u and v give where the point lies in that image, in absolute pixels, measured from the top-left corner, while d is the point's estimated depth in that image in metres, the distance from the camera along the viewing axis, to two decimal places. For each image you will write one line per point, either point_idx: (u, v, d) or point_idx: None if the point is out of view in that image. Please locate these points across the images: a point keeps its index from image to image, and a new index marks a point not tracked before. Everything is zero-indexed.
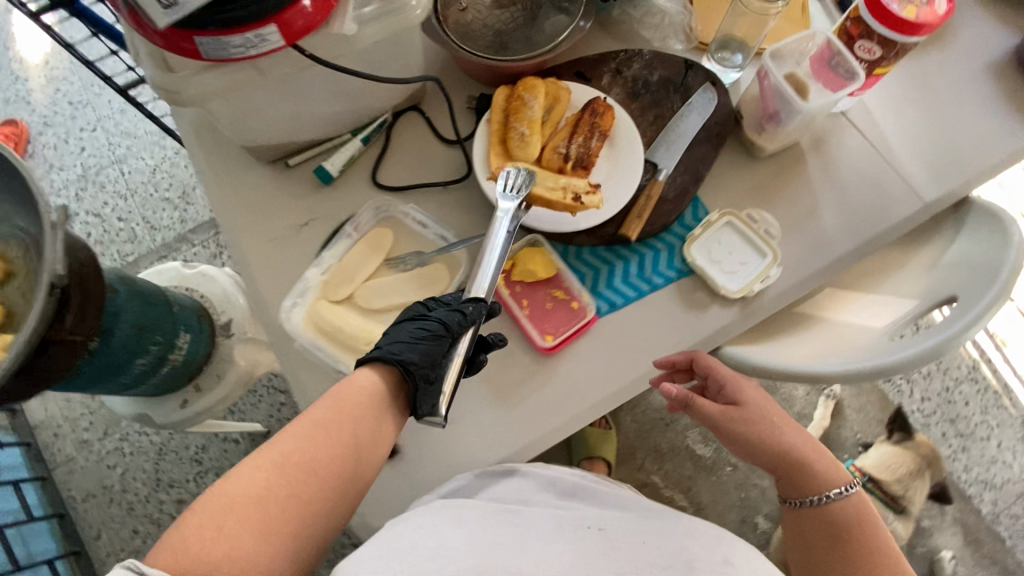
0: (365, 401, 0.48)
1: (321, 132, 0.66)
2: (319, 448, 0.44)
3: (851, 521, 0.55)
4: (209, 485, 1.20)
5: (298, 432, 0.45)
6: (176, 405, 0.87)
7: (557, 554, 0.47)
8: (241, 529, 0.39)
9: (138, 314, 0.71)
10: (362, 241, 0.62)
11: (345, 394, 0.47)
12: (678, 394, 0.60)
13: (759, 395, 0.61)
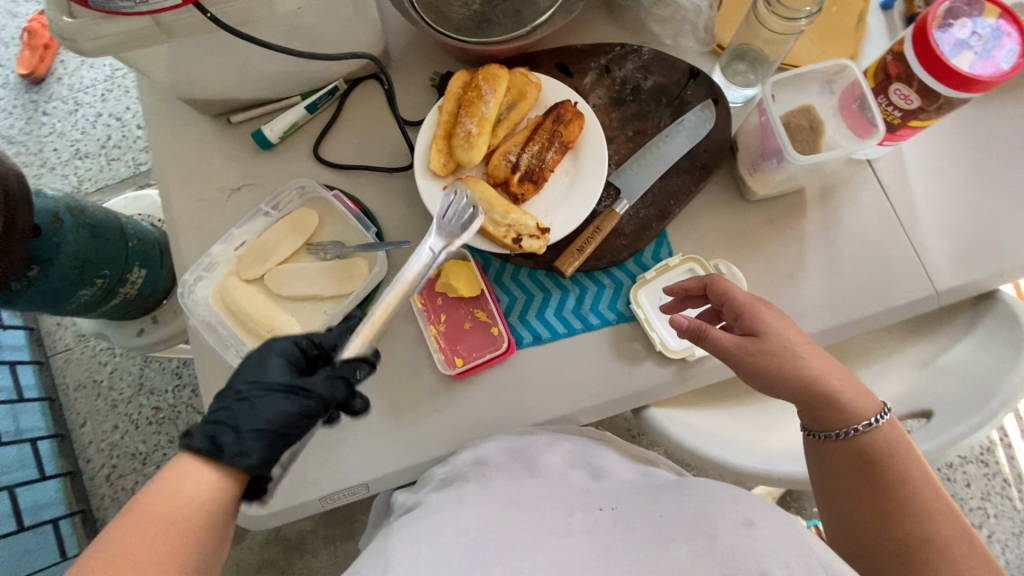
0: (192, 504, 0.36)
1: (266, 92, 0.61)
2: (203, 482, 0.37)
3: (887, 466, 0.43)
4: (184, 399, 1.26)
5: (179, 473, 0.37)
6: (134, 332, 0.89)
7: (559, 551, 0.41)
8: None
9: (85, 247, 0.71)
10: (282, 221, 0.58)
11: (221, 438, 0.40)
12: (688, 325, 0.48)
13: (783, 320, 0.47)
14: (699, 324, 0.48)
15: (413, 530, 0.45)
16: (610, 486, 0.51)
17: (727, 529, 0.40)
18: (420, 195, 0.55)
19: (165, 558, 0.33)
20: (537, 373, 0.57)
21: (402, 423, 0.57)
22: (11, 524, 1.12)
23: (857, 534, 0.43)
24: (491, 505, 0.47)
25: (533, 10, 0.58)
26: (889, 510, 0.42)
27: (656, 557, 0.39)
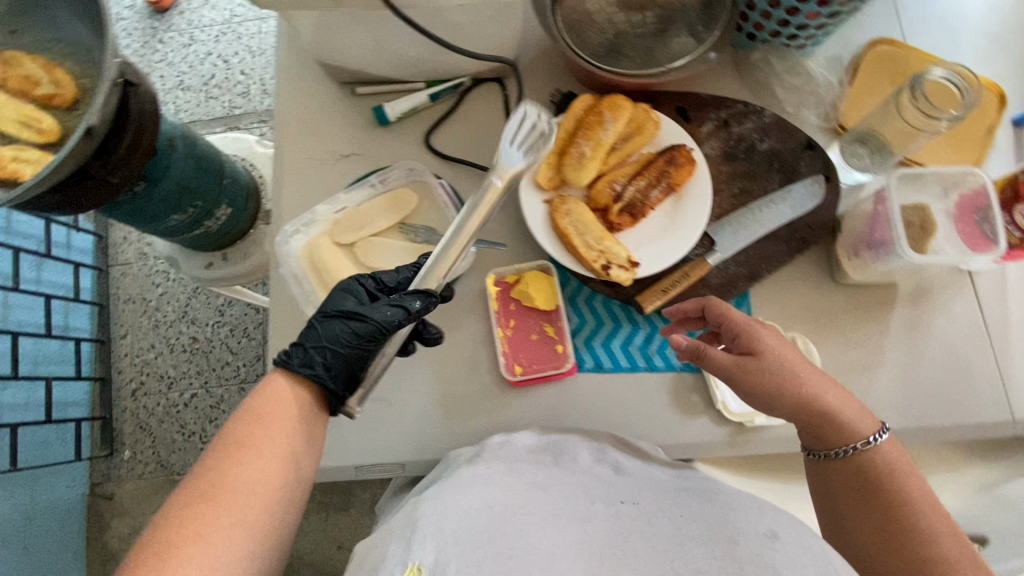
0: (291, 406, 0.47)
1: (395, 72, 0.64)
2: (263, 428, 0.44)
3: (881, 484, 0.45)
4: (222, 336, 1.30)
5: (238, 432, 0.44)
6: (201, 264, 0.92)
7: (575, 537, 0.42)
8: (226, 510, 0.40)
9: (188, 176, 0.75)
10: (385, 196, 0.61)
11: (272, 393, 0.47)
12: (687, 345, 0.50)
13: (781, 339, 0.49)
14: (698, 345, 0.49)
15: (438, 500, 0.45)
16: (638, 478, 0.49)
17: (750, 538, 0.41)
18: (520, 203, 0.57)
19: (267, 447, 0.44)
20: (592, 400, 0.57)
21: (449, 415, 0.58)
22: (40, 414, 1.15)
23: (864, 555, 0.45)
24: (516, 485, 0.46)
25: (669, 52, 0.59)
26: (893, 532, 0.44)
27: (673, 557, 0.41)
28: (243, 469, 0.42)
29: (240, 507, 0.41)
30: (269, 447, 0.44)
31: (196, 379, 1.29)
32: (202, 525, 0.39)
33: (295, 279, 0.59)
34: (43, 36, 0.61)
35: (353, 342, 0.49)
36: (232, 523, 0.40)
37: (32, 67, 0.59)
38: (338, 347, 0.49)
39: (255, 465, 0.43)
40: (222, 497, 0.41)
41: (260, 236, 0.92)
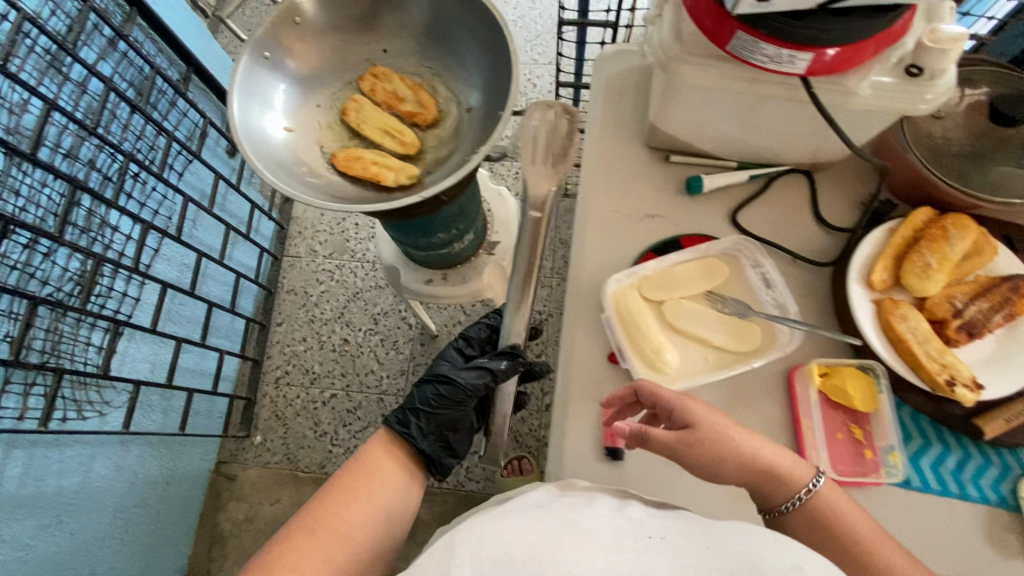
0: (379, 468, 0.63)
1: (716, 149, 0.66)
2: (361, 480, 0.60)
3: (839, 524, 0.49)
4: (370, 343, 1.34)
5: (332, 486, 0.59)
6: (421, 279, 0.96)
7: (605, 567, 0.36)
8: (326, 543, 0.53)
9: (465, 200, 0.79)
10: (700, 262, 0.62)
11: (366, 458, 0.64)
12: (629, 431, 0.51)
13: (710, 410, 0.52)
14: (640, 429, 0.51)
15: (467, 534, 0.41)
16: (668, 514, 0.44)
17: (773, 568, 0.36)
18: (850, 298, 0.57)
19: (365, 496, 0.59)
20: (903, 518, 0.54)
21: (737, 495, 0.57)
22: (208, 384, 1.19)
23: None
24: (547, 516, 0.40)
25: (996, 175, 0.57)
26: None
27: None
28: (340, 515, 0.56)
29: (339, 543, 0.54)
30: (373, 497, 0.59)
31: (338, 380, 1.31)
32: (304, 555, 0.52)
33: (606, 326, 0.60)
34: (409, 53, 0.65)
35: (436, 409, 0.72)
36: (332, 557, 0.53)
37: (401, 84, 0.64)
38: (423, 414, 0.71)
39: (351, 510, 0.57)
40: (321, 538, 0.53)
41: (480, 264, 0.96)
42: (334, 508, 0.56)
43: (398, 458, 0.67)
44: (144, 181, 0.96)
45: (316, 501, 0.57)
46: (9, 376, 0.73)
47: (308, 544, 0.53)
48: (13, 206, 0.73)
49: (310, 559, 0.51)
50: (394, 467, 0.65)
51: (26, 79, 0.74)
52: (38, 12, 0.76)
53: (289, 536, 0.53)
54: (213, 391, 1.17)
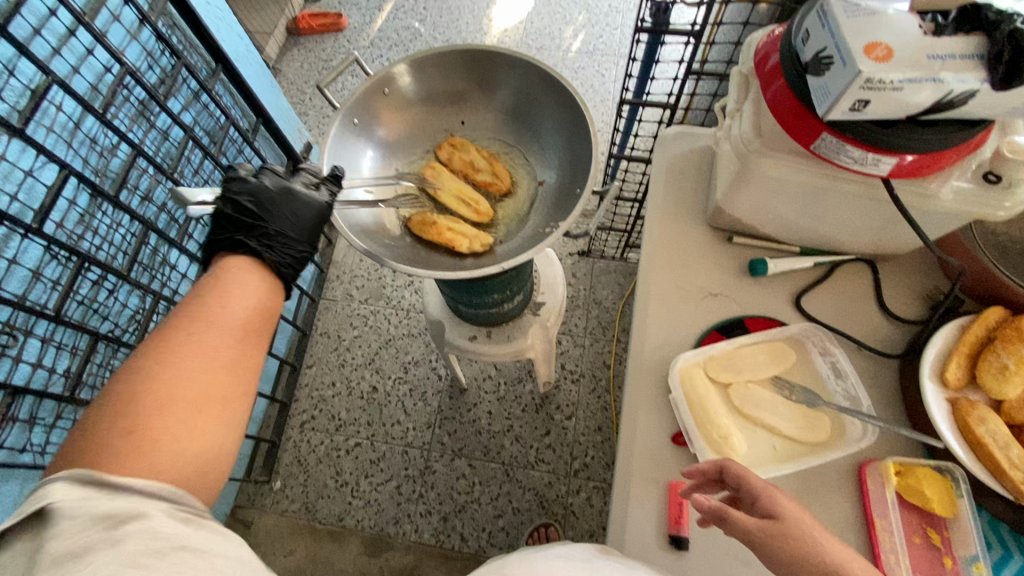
0: (234, 296, 0.49)
1: (780, 234, 0.67)
2: (228, 347, 0.46)
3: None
4: (399, 393, 1.33)
5: (194, 354, 0.44)
6: (465, 335, 0.96)
7: None
8: (184, 417, 0.42)
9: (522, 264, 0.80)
10: (768, 346, 0.62)
11: (209, 300, 0.47)
12: (707, 506, 0.48)
13: (802, 510, 0.46)
14: (719, 507, 0.48)
15: None
16: None
17: None
18: (924, 394, 0.56)
19: (229, 358, 0.46)
20: None
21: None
22: None
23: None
24: None
25: None
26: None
27: None
28: (182, 369, 0.43)
29: (213, 424, 0.44)
30: (230, 330, 0.47)
31: (363, 429, 1.29)
32: (165, 430, 0.41)
33: (674, 404, 0.60)
34: (487, 125, 0.68)
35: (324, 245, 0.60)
36: (196, 450, 0.43)
37: (477, 155, 0.67)
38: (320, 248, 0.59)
39: (214, 377, 0.45)
40: (158, 423, 0.41)
41: (524, 324, 0.96)
42: (199, 320, 0.46)
43: (247, 282, 0.51)
44: (205, 222, 0.99)
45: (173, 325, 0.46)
46: (62, 411, 0.73)
47: (170, 400, 0.42)
48: (90, 243, 0.75)
49: (187, 391, 0.43)
50: (250, 294, 0.50)
51: (119, 126, 0.79)
52: (138, 66, 0.82)
53: (132, 391, 0.42)
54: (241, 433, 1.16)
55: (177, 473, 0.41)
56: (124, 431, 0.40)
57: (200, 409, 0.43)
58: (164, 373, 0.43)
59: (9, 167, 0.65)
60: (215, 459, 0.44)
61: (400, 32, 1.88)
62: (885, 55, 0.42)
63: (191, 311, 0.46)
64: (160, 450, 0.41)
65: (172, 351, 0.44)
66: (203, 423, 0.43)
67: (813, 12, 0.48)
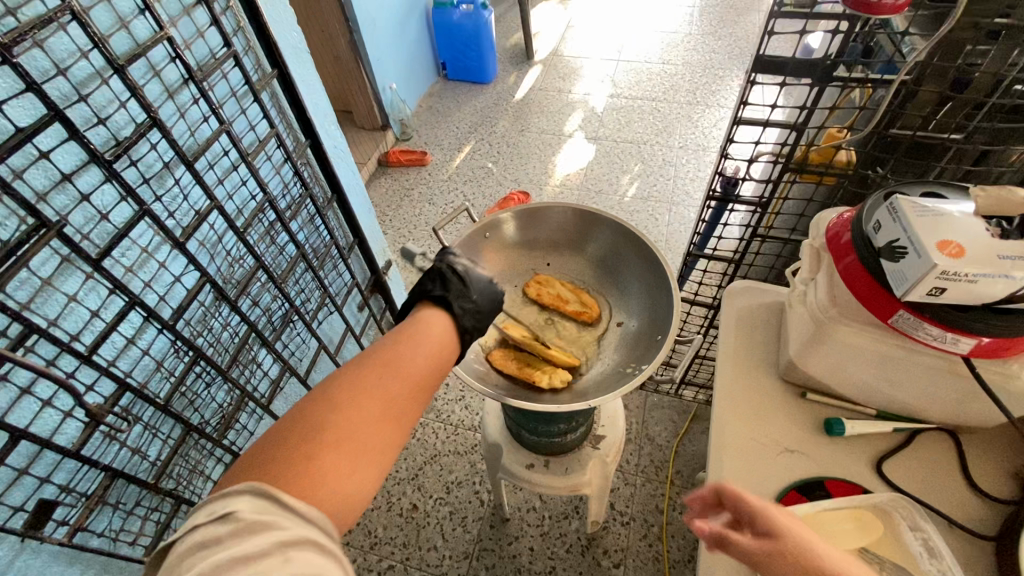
0: (420, 349, 0.55)
1: (853, 395, 0.69)
2: (403, 398, 0.51)
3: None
4: (439, 513, 1.29)
5: (381, 396, 0.50)
6: (523, 463, 0.96)
7: None
8: (352, 457, 0.46)
9: None
10: (852, 515, 0.60)
11: (402, 350, 0.54)
12: (707, 533, 0.49)
13: (791, 518, 0.48)
14: (719, 532, 0.48)
15: None
16: None
17: None
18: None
19: (402, 411, 0.50)
20: None
21: None
22: None
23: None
24: None
25: None
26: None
27: None
28: (365, 410, 0.48)
29: (370, 464, 0.47)
30: (406, 377, 0.52)
31: (399, 551, 1.24)
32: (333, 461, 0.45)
33: None
34: (573, 270, 0.76)
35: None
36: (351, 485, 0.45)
37: (563, 290, 0.74)
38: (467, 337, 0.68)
39: (385, 425, 0.49)
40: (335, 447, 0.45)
41: (583, 457, 0.96)
42: (392, 363, 0.52)
43: (430, 342, 0.56)
44: (295, 327, 1.09)
45: (374, 365, 0.51)
46: (140, 499, 0.76)
47: (347, 435, 0.46)
48: (204, 340, 0.84)
49: (365, 427, 0.47)
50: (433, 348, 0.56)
51: (251, 241, 0.92)
52: (275, 194, 0.98)
53: (320, 422, 0.46)
54: None
55: (335, 509, 0.44)
56: (305, 452, 0.44)
57: (368, 451, 0.47)
58: (354, 414, 0.47)
59: (163, 272, 0.76)
60: (364, 499, 0.46)
61: (475, 170, 2.13)
62: (958, 252, 0.47)
63: (386, 352, 0.53)
64: (333, 481, 0.44)
65: (366, 386, 0.49)
66: (364, 461, 0.46)
67: (884, 206, 0.55)
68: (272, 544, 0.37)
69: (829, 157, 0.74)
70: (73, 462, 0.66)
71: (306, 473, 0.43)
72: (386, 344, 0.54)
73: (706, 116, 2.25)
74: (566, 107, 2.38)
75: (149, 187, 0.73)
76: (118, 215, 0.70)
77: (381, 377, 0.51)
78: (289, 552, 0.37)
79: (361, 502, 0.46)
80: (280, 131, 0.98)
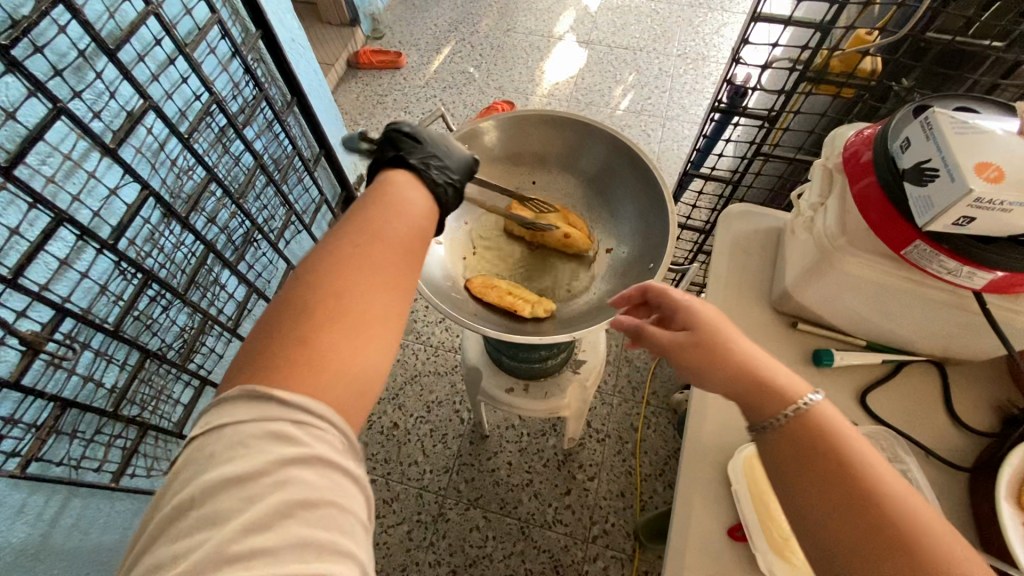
0: (403, 205, 0.43)
1: (845, 327, 0.66)
2: (396, 259, 0.40)
3: (849, 461, 0.36)
4: (419, 431, 1.31)
5: (368, 261, 0.38)
6: (502, 387, 0.95)
7: None
8: (347, 339, 0.36)
9: None
10: None
11: (382, 206, 0.42)
12: (627, 326, 0.48)
13: (721, 316, 0.45)
14: (637, 324, 0.47)
15: None
16: None
17: None
18: (997, 514, 0.51)
19: (398, 275, 0.40)
20: None
21: None
22: None
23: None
24: None
25: None
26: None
27: None
28: (353, 277, 0.37)
29: (374, 344, 0.37)
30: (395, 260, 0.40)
31: (379, 467, 1.26)
32: (326, 347, 0.35)
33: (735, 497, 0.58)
34: (558, 189, 0.69)
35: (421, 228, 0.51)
36: (354, 373, 0.36)
37: (547, 211, 0.67)
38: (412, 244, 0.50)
39: (382, 293, 0.38)
40: (325, 327, 0.35)
41: (563, 382, 0.95)
42: (374, 224, 0.40)
43: (409, 192, 0.44)
44: (259, 247, 1.01)
45: (350, 238, 0.39)
46: (101, 427, 0.73)
47: (338, 308, 0.36)
48: (154, 262, 0.76)
49: (360, 299, 0.37)
50: (418, 220, 0.44)
51: (200, 150, 0.81)
52: (223, 95, 0.85)
53: (299, 303, 0.36)
54: None
55: (345, 400, 0.35)
56: (290, 339, 0.34)
57: (368, 326, 0.37)
58: (340, 284, 0.37)
59: (96, 183, 0.66)
60: (376, 385, 0.38)
61: (455, 76, 1.94)
62: (996, 177, 0.42)
63: (363, 211, 0.41)
64: (335, 367, 0.35)
65: (339, 256, 0.38)
66: (365, 341, 0.36)
67: (916, 122, 0.48)
68: (271, 462, 0.31)
69: (852, 65, 0.66)
70: (17, 394, 0.61)
71: (313, 371, 0.34)
72: (360, 205, 0.42)
73: (707, 20, 2.06)
74: (555, 5, 2.14)
75: (64, 81, 0.61)
76: (29, 113, 0.58)
77: (362, 263, 0.38)
78: (286, 473, 0.31)
79: (373, 388, 0.37)
80: (224, 17, 0.82)
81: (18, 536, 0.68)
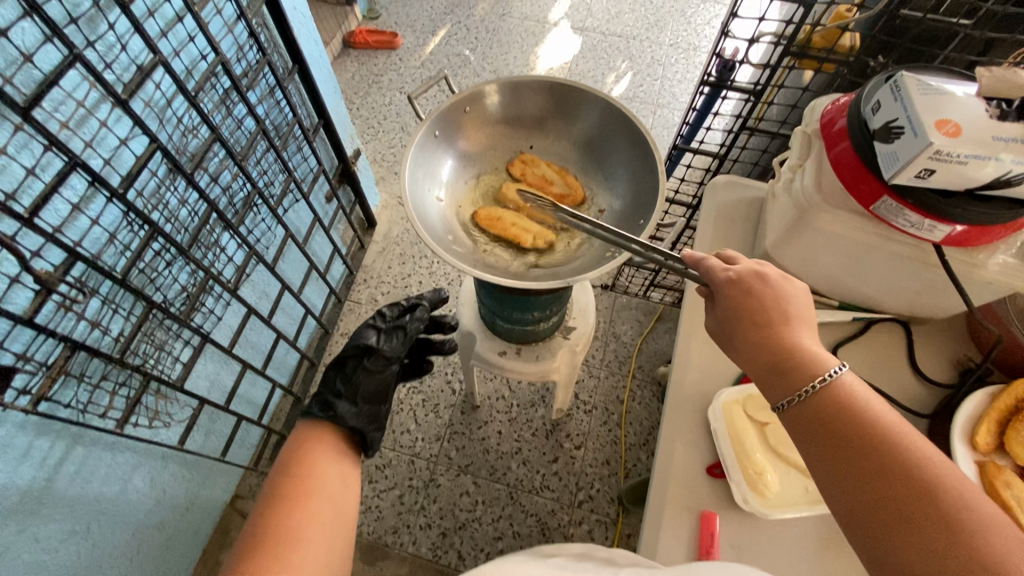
0: (318, 454, 0.74)
1: (818, 286, 0.71)
2: (325, 486, 0.70)
3: (859, 431, 0.41)
4: (413, 399, 1.34)
5: (330, 472, 0.72)
6: (496, 350, 0.99)
7: None
8: (326, 515, 0.67)
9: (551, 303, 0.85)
10: None
11: (300, 467, 0.71)
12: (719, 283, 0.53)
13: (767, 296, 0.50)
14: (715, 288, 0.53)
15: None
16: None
17: None
18: (953, 455, 0.58)
19: (342, 478, 0.73)
20: None
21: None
22: (254, 413, 1.20)
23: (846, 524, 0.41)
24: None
25: None
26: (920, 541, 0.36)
27: None
28: (312, 485, 0.69)
29: (339, 514, 0.69)
30: (325, 497, 0.69)
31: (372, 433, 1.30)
32: (307, 525, 0.64)
33: (713, 437, 0.63)
34: (556, 153, 0.73)
35: (375, 370, 0.85)
36: (333, 535, 0.66)
37: (549, 170, 0.72)
38: (357, 381, 0.83)
39: (343, 482, 0.73)
40: (306, 514, 0.65)
41: (555, 346, 0.99)
42: (301, 481, 0.69)
43: (318, 452, 0.74)
44: (259, 212, 1.03)
45: (274, 492, 0.67)
46: (107, 373, 0.75)
47: (312, 496, 0.68)
48: (159, 216, 0.78)
49: (330, 490, 0.70)
50: (322, 459, 0.74)
51: (205, 109, 0.82)
52: (230, 57, 0.87)
53: (269, 525, 0.63)
54: (259, 421, 1.16)
55: (326, 555, 0.63)
56: (271, 537, 0.61)
57: (336, 503, 0.70)
58: (315, 483, 0.69)
59: (106, 133, 0.68)
60: (341, 542, 0.68)
61: (451, 58, 1.96)
62: (954, 132, 0.46)
63: (294, 468, 0.70)
64: (301, 549, 0.61)
65: (311, 465, 0.72)
66: (330, 513, 0.68)
67: (885, 86, 0.53)
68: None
69: (833, 40, 0.70)
70: (28, 333, 0.63)
71: (278, 550, 0.60)
72: (289, 467, 0.71)
73: (701, 11, 2.10)
74: None
75: (80, 29, 0.62)
76: (44, 59, 0.60)
77: (296, 483, 0.68)
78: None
79: (329, 554, 0.64)
80: None
81: (25, 478, 0.70)
